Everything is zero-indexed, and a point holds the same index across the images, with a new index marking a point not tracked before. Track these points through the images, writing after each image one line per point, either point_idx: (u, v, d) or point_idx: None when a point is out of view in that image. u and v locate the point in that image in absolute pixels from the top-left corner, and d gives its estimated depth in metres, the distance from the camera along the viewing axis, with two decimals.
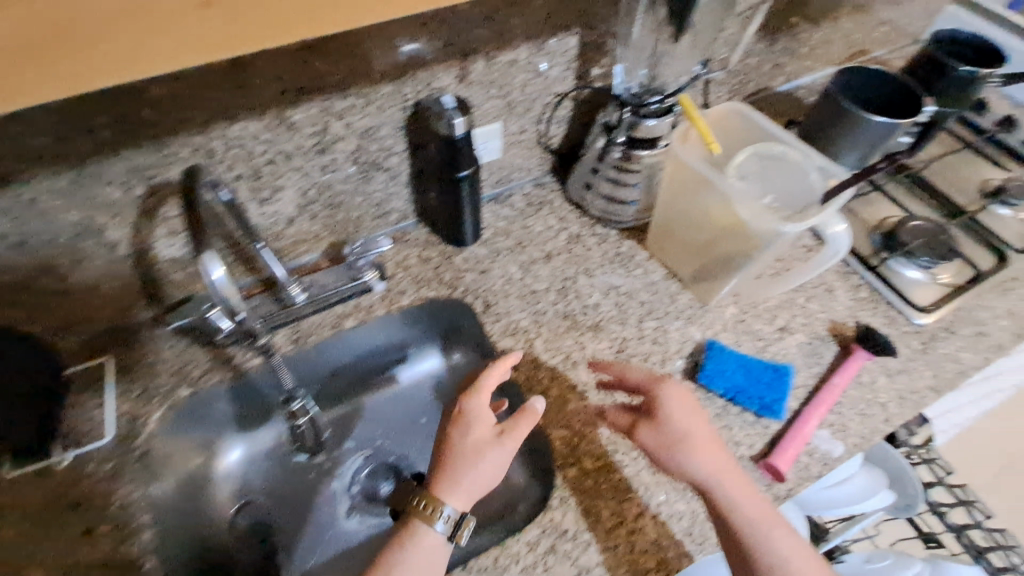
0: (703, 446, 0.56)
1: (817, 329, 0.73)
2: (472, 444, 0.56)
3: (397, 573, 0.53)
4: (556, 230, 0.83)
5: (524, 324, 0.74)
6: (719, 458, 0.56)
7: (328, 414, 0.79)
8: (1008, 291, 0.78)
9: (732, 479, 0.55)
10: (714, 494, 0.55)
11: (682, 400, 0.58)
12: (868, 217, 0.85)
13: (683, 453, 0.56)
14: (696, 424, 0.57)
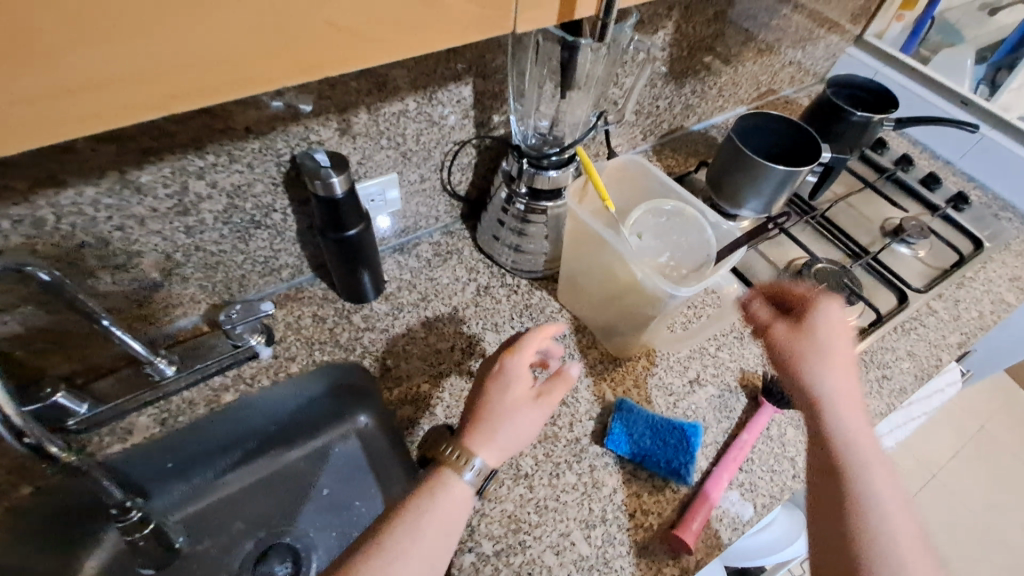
0: (833, 365, 0.58)
1: (727, 380, 0.72)
2: (511, 401, 0.56)
3: (425, 518, 0.50)
4: (464, 281, 0.79)
5: (426, 388, 0.69)
6: (848, 380, 0.57)
7: (206, 498, 0.69)
8: (908, 332, 0.80)
9: (848, 398, 0.56)
10: (832, 409, 0.56)
11: (840, 321, 0.60)
12: (778, 259, 0.85)
13: (817, 367, 0.58)
14: (845, 347, 0.59)
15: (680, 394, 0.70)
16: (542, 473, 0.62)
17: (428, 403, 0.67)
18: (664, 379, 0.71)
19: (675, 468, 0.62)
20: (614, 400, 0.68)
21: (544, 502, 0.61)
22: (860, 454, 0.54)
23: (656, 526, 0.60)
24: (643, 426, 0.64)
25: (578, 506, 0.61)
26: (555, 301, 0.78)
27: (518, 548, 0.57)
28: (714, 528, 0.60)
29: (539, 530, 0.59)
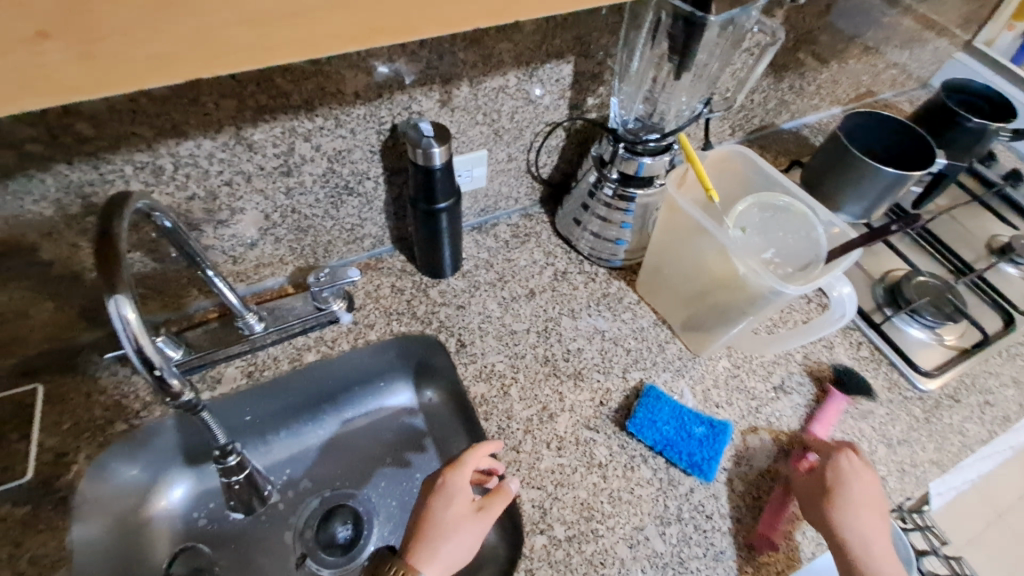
0: (869, 515, 0.55)
1: (815, 391, 0.68)
2: (453, 517, 0.54)
3: None
4: (540, 265, 0.78)
5: (499, 368, 0.68)
6: (879, 533, 0.55)
7: (281, 452, 0.72)
8: (1015, 358, 0.74)
9: (881, 548, 0.55)
10: (868, 565, 0.54)
11: (863, 470, 0.58)
12: (871, 268, 0.80)
13: (849, 515, 0.55)
14: (872, 497, 0.56)
15: (762, 400, 0.67)
16: (617, 464, 0.61)
17: (502, 383, 0.67)
18: (746, 382, 0.68)
19: (696, 462, 0.60)
20: (643, 386, 0.67)
21: (618, 493, 0.59)
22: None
23: (733, 531, 0.58)
24: (666, 416, 0.62)
25: (653, 502, 0.59)
26: (633, 292, 0.76)
27: (591, 536, 0.56)
28: (796, 541, 0.57)
29: (612, 521, 0.57)
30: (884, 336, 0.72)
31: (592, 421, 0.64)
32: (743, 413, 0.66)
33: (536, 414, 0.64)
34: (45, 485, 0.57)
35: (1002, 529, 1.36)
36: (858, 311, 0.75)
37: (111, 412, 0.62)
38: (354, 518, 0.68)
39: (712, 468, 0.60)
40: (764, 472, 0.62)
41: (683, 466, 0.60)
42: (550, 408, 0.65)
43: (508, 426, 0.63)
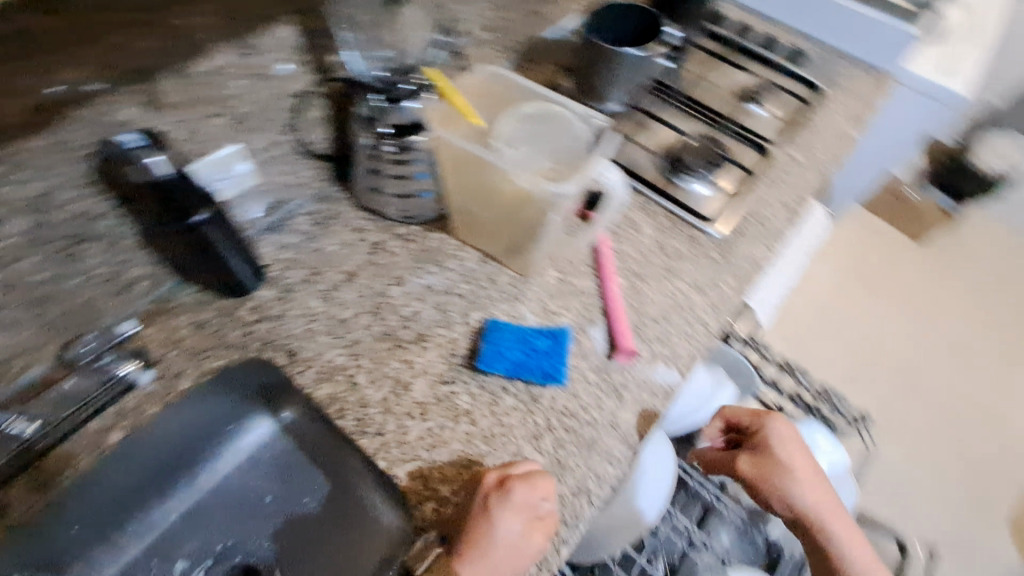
0: (803, 467, 0.79)
1: (633, 268, 0.74)
2: (517, 533, 0.53)
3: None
4: (352, 244, 0.73)
5: (340, 361, 0.64)
6: (813, 485, 0.80)
7: (131, 549, 0.59)
8: (775, 184, 0.87)
9: (829, 516, 0.80)
10: (812, 505, 0.79)
11: (793, 440, 0.81)
12: (651, 145, 0.88)
13: (793, 490, 0.78)
14: (797, 446, 0.80)
15: (593, 294, 0.72)
16: (481, 405, 0.62)
17: (347, 376, 0.63)
18: (574, 284, 0.72)
19: (548, 372, 0.63)
20: (485, 323, 0.68)
21: (490, 430, 0.60)
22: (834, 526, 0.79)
23: (597, 417, 0.62)
24: (510, 342, 0.64)
25: (524, 424, 0.61)
26: (452, 239, 0.75)
27: (477, 480, 0.57)
28: (650, 403, 0.64)
29: (492, 458, 0.59)
30: (672, 199, 0.81)
31: (447, 374, 0.64)
32: (580, 312, 0.70)
33: (391, 391, 0.62)
34: None
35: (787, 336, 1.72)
36: (648, 185, 0.83)
37: None
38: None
39: (562, 372, 0.63)
40: (609, 355, 0.67)
41: (539, 380, 0.63)
42: (403, 380, 0.63)
43: (366, 414, 0.61)
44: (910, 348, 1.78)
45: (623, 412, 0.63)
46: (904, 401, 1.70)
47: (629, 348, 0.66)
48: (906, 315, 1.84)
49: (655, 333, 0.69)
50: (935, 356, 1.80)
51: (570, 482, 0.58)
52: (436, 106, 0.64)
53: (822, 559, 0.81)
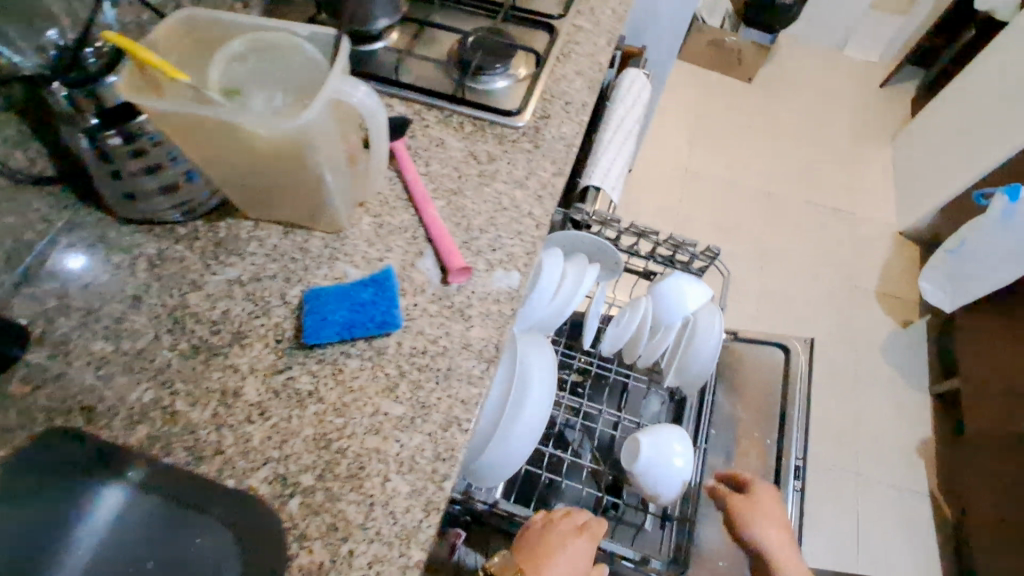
0: (775, 525, 0.77)
1: (448, 186, 0.70)
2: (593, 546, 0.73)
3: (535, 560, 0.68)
4: (127, 265, 0.63)
5: (153, 395, 0.56)
6: (773, 524, 0.77)
7: None
8: (569, 56, 0.84)
9: (777, 541, 0.76)
10: (763, 537, 0.76)
11: (772, 498, 0.79)
12: (435, 55, 0.81)
13: (754, 522, 0.77)
14: (773, 507, 0.79)
15: (415, 226, 0.67)
16: (325, 380, 0.57)
17: (165, 406, 0.55)
18: (392, 222, 0.67)
19: (381, 320, 0.58)
20: (304, 295, 0.61)
21: (340, 402, 0.56)
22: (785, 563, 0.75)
23: (448, 347, 0.60)
24: (330, 305, 0.58)
25: (375, 381, 0.57)
26: (244, 220, 0.66)
27: (339, 456, 0.53)
28: (498, 313, 0.62)
29: (349, 428, 0.55)
30: (470, 104, 0.76)
31: (279, 363, 0.58)
32: (406, 249, 0.65)
33: (220, 404, 0.56)
34: None
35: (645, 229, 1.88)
36: (442, 96, 0.77)
37: None
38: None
39: (396, 314, 0.59)
40: (445, 281, 0.63)
41: (376, 331, 0.58)
42: (231, 387, 0.56)
43: (197, 438, 0.54)
44: (753, 196, 1.99)
45: (472, 332, 0.61)
46: (765, 240, 1.90)
47: (459, 265, 0.63)
48: (743, 166, 2.05)
49: (486, 243, 0.66)
50: (778, 192, 2.01)
51: (438, 419, 0.56)
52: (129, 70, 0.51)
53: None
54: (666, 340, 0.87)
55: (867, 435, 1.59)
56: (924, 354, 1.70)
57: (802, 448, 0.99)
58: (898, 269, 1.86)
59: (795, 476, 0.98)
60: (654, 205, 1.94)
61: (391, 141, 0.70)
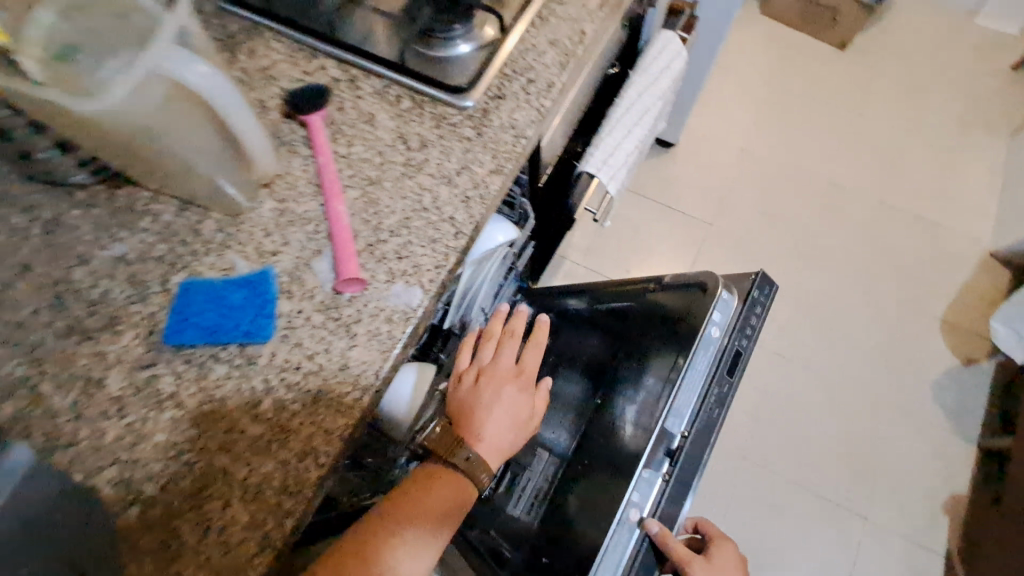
0: (511, 415, 0.62)
1: (366, 174, 0.61)
2: (496, 381, 0.63)
3: (484, 392, 0.62)
4: (24, 228, 0.61)
5: (22, 373, 0.54)
6: (507, 407, 0.62)
7: None
8: (547, 21, 0.69)
9: (504, 410, 0.61)
10: (489, 417, 0.60)
11: (494, 392, 0.62)
12: (389, 11, 0.70)
13: (502, 392, 0.62)
14: (503, 412, 0.61)
15: (320, 218, 0.59)
16: (189, 383, 0.53)
17: (31, 385, 0.54)
18: (298, 210, 0.59)
19: (249, 327, 0.53)
20: (183, 285, 0.56)
21: (200, 408, 0.52)
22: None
23: (324, 364, 0.53)
24: (205, 304, 0.54)
25: (240, 393, 0.52)
26: (145, 191, 0.62)
27: (186, 469, 0.50)
28: (388, 328, 0.54)
29: (204, 441, 0.51)
30: (411, 75, 0.65)
31: (146, 357, 0.54)
32: (302, 245, 0.58)
33: (81, 393, 0.53)
34: None
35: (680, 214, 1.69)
36: (380, 60, 0.66)
37: None
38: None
39: (268, 325, 0.53)
40: (336, 287, 0.56)
41: (240, 339, 0.53)
42: (95, 375, 0.54)
43: (56, 426, 0.52)
44: (816, 189, 1.72)
45: (354, 353, 0.53)
46: (820, 242, 1.66)
47: (352, 276, 0.55)
48: (810, 150, 1.77)
49: (393, 248, 0.57)
50: (846, 186, 1.73)
51: (294, 447, 0.51)
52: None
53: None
54: (464, 267, 0.73)
55: (888, 481, 1.41)
56: (982, 401, 1.46)
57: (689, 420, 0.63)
58: (975, 296, 1.57)
59: (670, 456, 0.62)
60: (697, 187, 1.72)
61: (306, 116, 0.61)
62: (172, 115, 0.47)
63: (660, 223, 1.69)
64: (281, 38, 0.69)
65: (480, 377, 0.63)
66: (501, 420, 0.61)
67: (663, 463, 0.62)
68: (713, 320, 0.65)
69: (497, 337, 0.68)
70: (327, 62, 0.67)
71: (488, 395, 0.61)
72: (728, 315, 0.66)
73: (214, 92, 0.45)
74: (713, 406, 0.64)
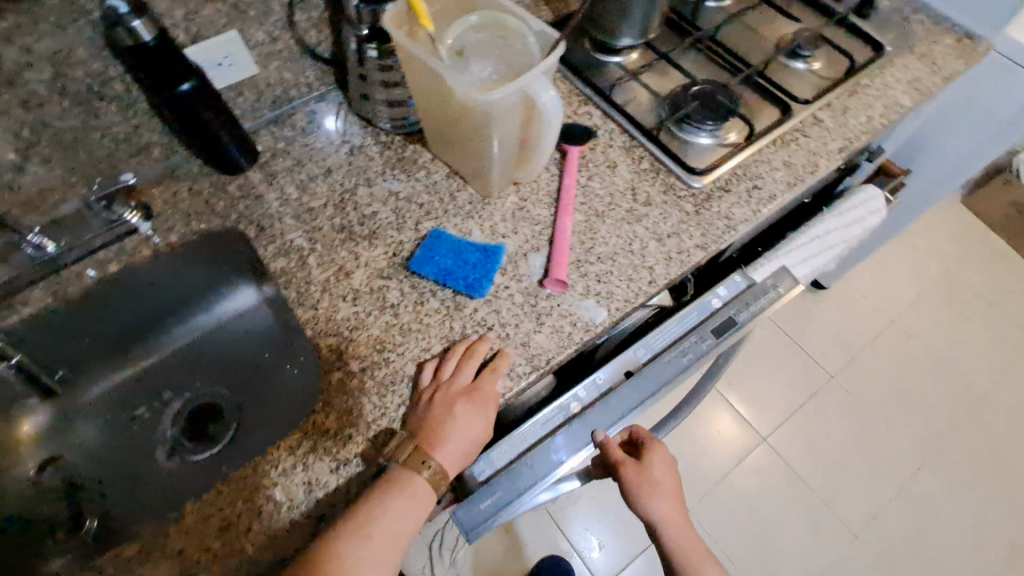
0: (468, 437, 0.60)
1: (594, 206, 0.73)
2: (449, 404, 0.60)
3: (443, 416, 0.59)
4: (336, 144, 0.80)
5: (298, 243, 0.72)
6: (469, 428, 0.60)
7: (154, 368, 0.82)
8: (787, 145, 0.78)
9: (455, 443, 0.60)
10: (441, 447, 0.59)
11: (455, 417, 0.60)
12: (658, 88, 0.83)
13: (461, 418, 0.60)
14: (458, 436, 0.60)
15: (547, 224, 0.72)
16: (409, 302, 0.67)
17: (301, 254, 0.71)
18: (532, 212, 0.73)
19: (471, 283, 0.66)
20: (431, 231, 0.71)
21: (408, 324, 0.66)
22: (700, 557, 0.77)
23: (510, 335, 0.65)
24: (445, 251, 0.68)
25: (441, 326, 0.66)
26: (427, 152, 0.79)
27: (385, 363, 0.64)
28: (568, 331, 0.65)
29: (404, 350, 0.64)
30: (659, 144, 0.76)
31: (386, 271, 0.69)
32: (527, 239, 0.71)
33: (333, 275, 0.69)
34: None
35: (805, 355, 1.64)
36: (638, 124, 0.78)
37: None
38: (220, 413, 0.79)
39: (484, 285, 0.66)
40: (541, 281, 0.68)
41: (463, 289, 0.66)
42: (346, 267, 0.70)
43: (308, 290, 0.68)
44: (959, 393, 1.61)
45: (536, 337, 0.65)
46: (943, 446, 1.55)
47: (560, 279, 0.67)
48: (967, 352, 1.67)
49: (595, 271, 0.68)
50: (993, 403, 1.60)
51: None
52: (410, 27, 0.62)
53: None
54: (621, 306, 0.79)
55: None
56: None
57: (650, 353, 0.76)
58: None
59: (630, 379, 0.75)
60: (833, 337, 1.66)
61: (567, 145, 0.75)
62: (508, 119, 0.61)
63: (782, 355, 1.64)
64: (565, 78, 0.83)
65: (436, 395, 0.60)
66: (454, 443, 0.60)
67: (617, 374, 0.75)
68: (717, 293, 0.80)
69: (460, 353, 0.63)
70: (594, 108, 0.81)
71: (438, 426, 0.59)
72: (733, 293, 0.80)
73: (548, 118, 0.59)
74: (685, 352, 0.76)
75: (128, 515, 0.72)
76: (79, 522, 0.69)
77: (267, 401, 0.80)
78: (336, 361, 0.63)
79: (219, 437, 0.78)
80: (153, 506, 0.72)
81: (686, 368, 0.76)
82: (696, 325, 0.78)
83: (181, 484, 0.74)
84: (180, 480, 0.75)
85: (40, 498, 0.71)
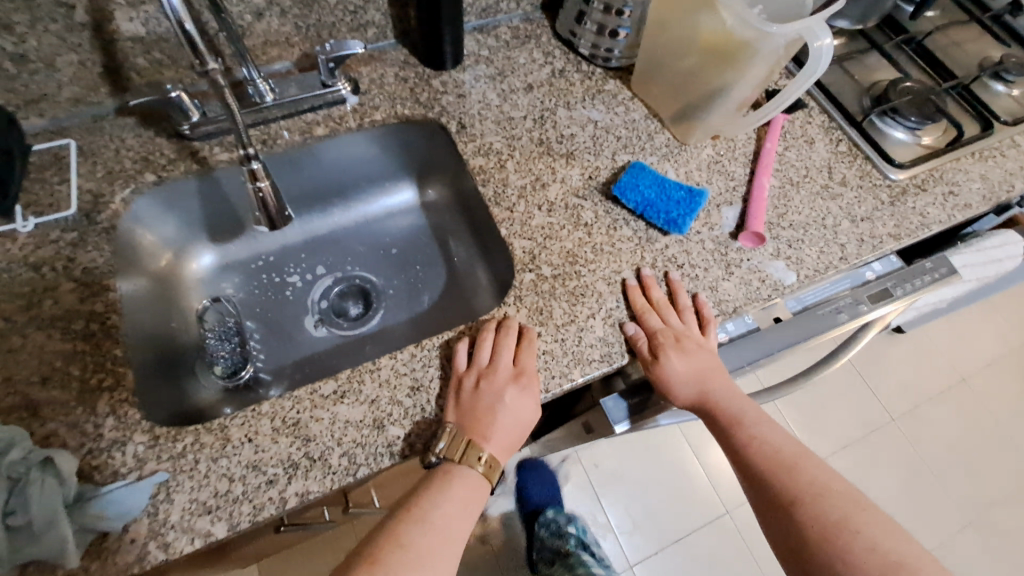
0: (518, 426, 0.57)
1: (790, 176, 0.73)
2: (498, 392, 0.56)
3: (490, 406, 0.56)
4: (539, 63, 0.80)
5: (497, 146, 0.73)
6: (523, 412, 0.57)
7: (311, 242, 0.84)
8: (985, 160, 0.77)
9: (504, 433, 0.56)
10: (488, 437, 0.55)
11: (505, 404, 0.56)
12: (860, 80, 0.83)
13: (509, 405, 0.56)
14: (509, 424, 0.56)
15: (742, 181, 0.72)
16: (603, 225, 0.68)
17: (500, 157, 0.72)
18: (727, 167, 0.73)
19: (672, 219, 0.66)
20: (628, 164, 0.72)
21: (600, 245, 0.67)
22: (810, 459, 0.56)
23: (698, 277, 0.66)
24: (649, 182, 0.68)
25: (634, 254, 0.67)
26: (627, 90, 0.79)
27: (577, 276, 0.65)
28: (755, 286, 0.66)
29: (596, 268, 0.65)
30: (861, 131, 0.77)
31: (582, 191, 0.70)
32: (720, 192, 0.71)
33: (529, 183, 0.70)
34: (87, 218, 0.64)
35: (870, 392, 1.63)
36: (841, 109, 0.78)
37: (140, 165, 0.68)
38: (367, 297, 0.81)
39: (686, 224, 0.66)
40: (734, 234, 0.69)
41: (661, 224, 0.67)
42: (543, 179, 0.70)
43: (505, 193, 0.69)
44: (1019, 464, 1.59)
45: (724, 283, 0.66)
46: (993, 512, 1.53)
47: (758, 233, 0.67)
48: None
49: (787, 236, 0.69)
50: None
51: None
52: None
53: (788, 552, 0.52)
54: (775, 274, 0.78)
55: None
56: None
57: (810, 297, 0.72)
58: None
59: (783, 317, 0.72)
60: (901, 381, 1.66)
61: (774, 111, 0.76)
62: (763, 61, 0.62)
63: (846, 387, 1.64)
64: None
65: (477, 382, 0.57)
66: (501, 432, 0.56)
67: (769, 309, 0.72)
68: (871, 266, 0.75)
69: (492, 332, 0.60)
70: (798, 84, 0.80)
71: (480, 417, 0.55)
72: (888, 269, 0.75)
73: (812, 65, 0.59)
74: (839, 309, 0.72)
75: (275, 369, 0.75)
76: (239, 362, 0.72)
77: (414, 297, 0.81)
78: (530, 262, 0.65)
79: (367, 318, 0.80)
80: (301, 368, 0.75)
81: (839, 326, 0.71)
82: (851, 291, 0.74)
83: (327, 354, 0.77)
84: (326, 350, 0.77)
85: (199, 334, 0.74)
